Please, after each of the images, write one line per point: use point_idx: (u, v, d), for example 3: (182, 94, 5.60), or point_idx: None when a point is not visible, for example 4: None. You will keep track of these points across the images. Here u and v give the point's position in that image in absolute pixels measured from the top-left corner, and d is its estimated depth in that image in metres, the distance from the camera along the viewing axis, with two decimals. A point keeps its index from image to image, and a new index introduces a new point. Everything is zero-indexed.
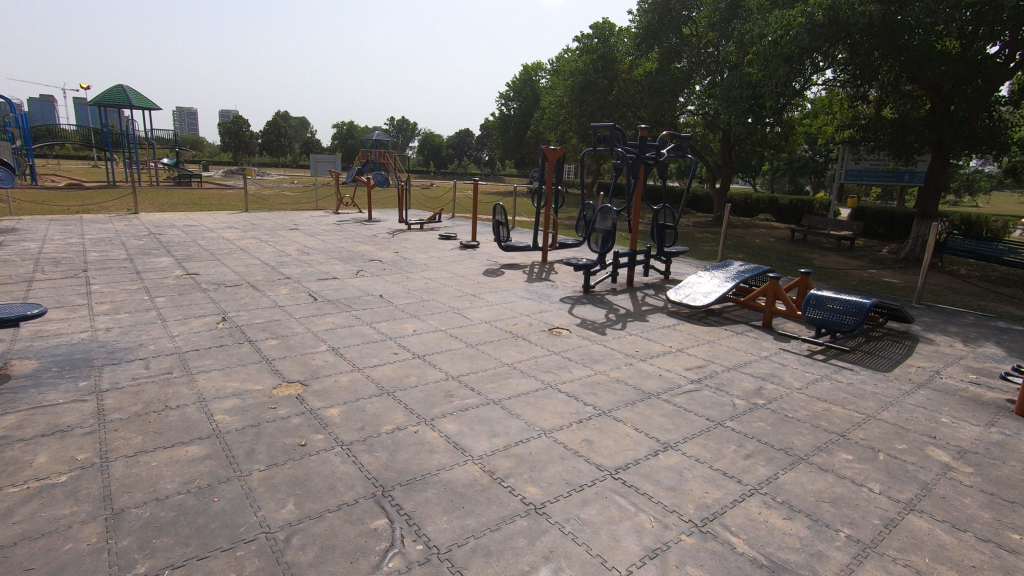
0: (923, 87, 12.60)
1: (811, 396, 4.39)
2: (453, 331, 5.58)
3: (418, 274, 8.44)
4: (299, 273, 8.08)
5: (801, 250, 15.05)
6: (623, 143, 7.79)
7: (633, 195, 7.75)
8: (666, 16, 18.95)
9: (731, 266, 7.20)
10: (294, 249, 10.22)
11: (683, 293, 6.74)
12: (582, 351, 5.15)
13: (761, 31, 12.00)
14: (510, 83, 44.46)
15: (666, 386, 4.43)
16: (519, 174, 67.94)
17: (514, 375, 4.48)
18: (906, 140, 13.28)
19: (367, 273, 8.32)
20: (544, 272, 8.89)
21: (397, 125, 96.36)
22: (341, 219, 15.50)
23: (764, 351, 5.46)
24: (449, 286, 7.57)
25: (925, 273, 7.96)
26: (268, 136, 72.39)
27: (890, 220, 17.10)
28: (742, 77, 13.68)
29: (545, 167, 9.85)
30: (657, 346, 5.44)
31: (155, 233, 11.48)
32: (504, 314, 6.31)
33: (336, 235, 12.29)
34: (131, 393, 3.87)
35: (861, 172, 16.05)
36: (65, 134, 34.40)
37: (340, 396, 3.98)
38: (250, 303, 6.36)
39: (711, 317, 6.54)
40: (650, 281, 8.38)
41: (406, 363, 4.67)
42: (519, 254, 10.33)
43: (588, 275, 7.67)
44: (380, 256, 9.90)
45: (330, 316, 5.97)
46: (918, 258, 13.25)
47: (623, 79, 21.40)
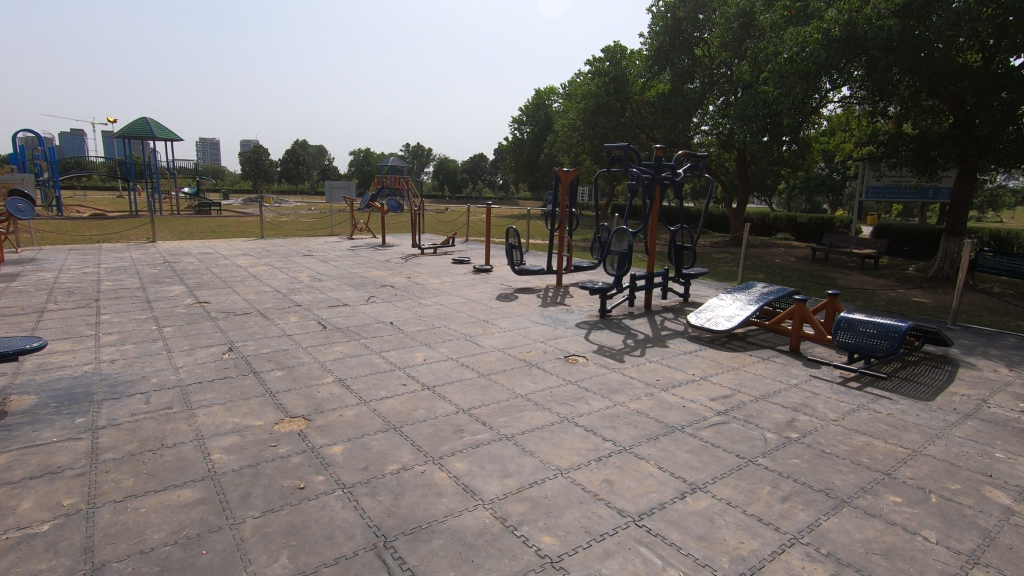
0: (944, 101, 12.42)
1: (848, 429, 4.07)
2: (464, 360, 5.37)
3: (430, 299, 8.28)
4: (310, 300, 7.96)
5: (823, 269, 14.66)
6: (637, 164, 7.58)
7: (650, 216, 7.53)
8: (678, 37, 19.01)
9: (754, 288, 6.92)
10: (307, 275, 10.16)
11: (704, 316, 6.47)
12: (600, 381, 4.89)
13: (775, 48, 11.85)
14: (523, 108, 44.92)
15: (691, 419, 4.15)
16: (533, 197, 68.22)
17: (528, 408, 4.23)
18: (929, 155, 12.95)
19: (378, 299, 8.18)
20: (559, 296, 8.67)
21: (412, 151, 97.99)
22: (355, 244, 15.51)
23: (794, 379, 5.14)
24: (461, 312, 7.38)
25: (960, 292, 7.57)
26: (286, 164, 73.91)
27: (915, 238, 16.64)
28: (757, 95, 13.51)
29: (557, 190, 9.70)
30: (679, 374, 5.16)
31: (171, 261, 11.55)
32: (518, 341, 6.08)
33: (349, 261, 12.25)
34: (128, 430, 3.70)
35: (882, 189, 15.67)
36: (90, 166, 35.43)
37: (344, 433, 3.77)
38: (258, 332, 6.23)
39: (735, 342, 6.25)
40: (669, 304, 8.11)
41: (415, 396, 4.46)
42: (533, 278, 10.13)
43: (605, 299, 7.43)
44: (392, 281, 9.78)
45: (338, 345, 5.81)
46: (948, 276, 12.79)
47: (636, 100, 21.43)
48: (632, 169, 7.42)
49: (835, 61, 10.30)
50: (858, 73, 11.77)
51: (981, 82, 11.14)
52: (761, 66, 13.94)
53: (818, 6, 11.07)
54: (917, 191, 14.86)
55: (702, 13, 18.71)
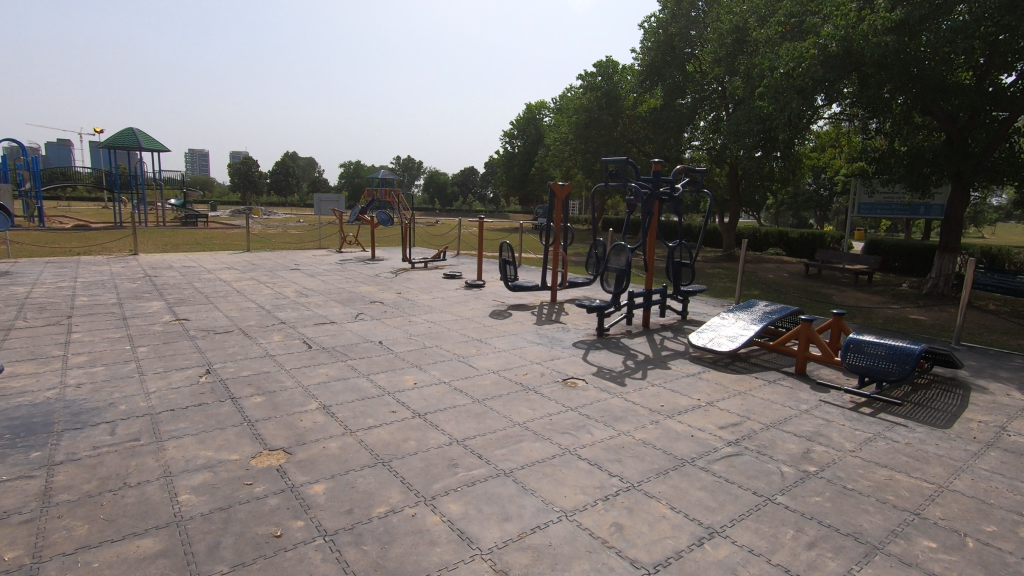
0: (937, 119, 12.44)
1: (868, 461, 3.83)
2: (457, 383, 5.07)
3: (421, 316, 7.98)
4: (295, 317, 7.64)
5: (817, 285, 14.57)
6: (636, 179, 7.36)
7: (649, 232, 7.30)
8: (670, 53, 19.05)
9: (756, 307, 6.71)
10: (293, 290, 9.82)
11: (706, 337, 6.23)
12: (602, 407, 4.62)
13: (771, 63, 11.80)
14: (514, 121, 45.06)
15: (701, 450, 3.88)
16: (524, 211, 68.40)
17: (527, 439, 3.95)
18: (923, 171, 12.94)
19: (367, 317, 7.87)
20: (554, 313, 8.42)
21: (403, 164, 98.16)
22: (343, 258, 15.18)
23: (804, 405, 4.90)
24: (453, 330, 7.10)
25: (964, 311, 7.42)
26: (276, 177, 73.51)
27: (906, 254, 16.66)
28: (752, 111, 13.46)
29: (552, 204, 9.48)
30: (685, 399, 4.90)
31: (152, 274, 11.15)
32: (513, 363, 5.79)
33: (337, 276, 11.94)
34: (87, 467, 3.36)
35: (875, 205, 15.67)
36: (75, 177, 34.90)
37: (327, 468, 3.46)
38: (239, 352, 5.89)
39: (739, 364, 6.01)
40: (668, 322, 7.88)
41: (404, 425, 4.15)
42: (527, 294, 9.87)
43: (603, 317, 7.17)
44: (381, 297, 9.47)
45: (324, 367, 5.48)
46: (943, 293, 12.72)
47: (628, 115, 21.42)
48: (631, 184, 7.18)
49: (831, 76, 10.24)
50: (848, 90, 11.61)
51: (973, 100, 11.16)
52: (755, 82, 13.92)
53: (814, 22, 11.04)
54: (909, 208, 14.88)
55: (694, 29, 18.76)
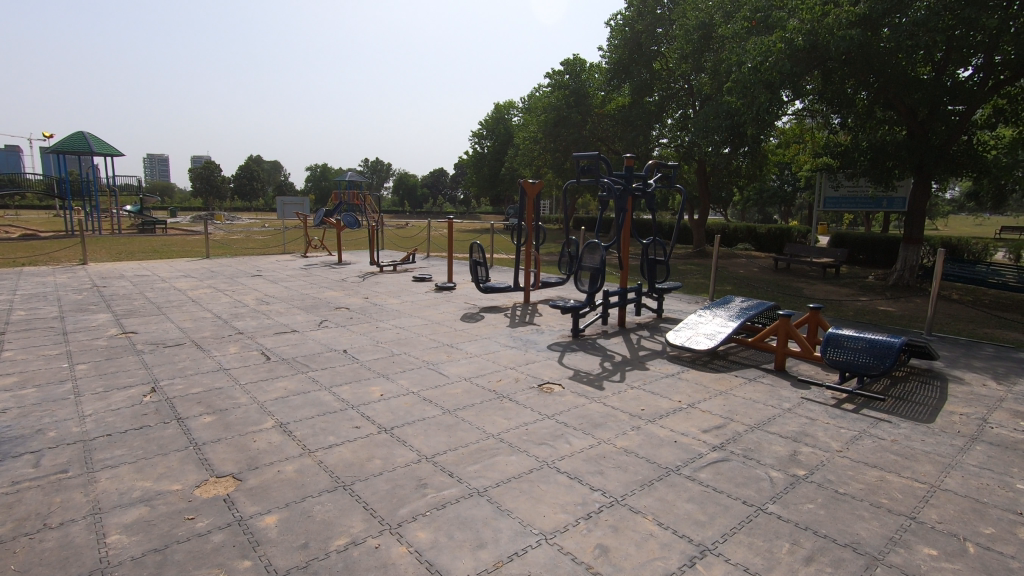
0: (898, 113, 12.67)
1: (857, 461, 3.68)
2: (427, 393, 4.76)
3: (389, 322, 7.63)
4: (254, 327, 7.20)
5: (787, 279, 14.70)
6: (608, 174, 7.14)
7: (622, 228, 7.10)
8: (636, 50, 19.05)
9: (732, 304, 6.60)
10: (253, 298, 9.35)
11: (684, 335, 6.09)
12: (580, 414, 4.38)
13: (738, 58, 11.80)
14: (483, 122, 44.76)
15: (686, 457, 3.67)
16: (495, 211, 68.23)
17: (501, 452, 3.68)
18: (885, 165, 13.16)
19: (331, 324, 7.49)
20: (528, 314, 8.18)
21: (372, 166, 96.94)
22: (309, 263, 14.66)
23: (786, 403, 4.75)
24: (423, 336, 6.78)
25: (934, 301, 7.43)
26: (240, 181, 71.57)
27: (870, 247, 17.01)
28: (720, 106, 13.48)
29: (523, 203, 9.23)
30: (665, 402, 4.70)
31: (101, 285, 10.50)
32: (486, 368, 5.52)
33: (302, 281, 11.46)
34: (2, 507, 2.95)
35: (840, 199, 15.91)
36: (23, 184, 33.22)
37: (281, 495, 3.13)
38: (190, 367, 5.46)
39: (718, 362, 5.86)
40: (644, 321, 7.72)
41: (369, 441, 3.84)
42: (499, 295, 9.60)
43: (578, 318, 6.94)
44: (347, 303, 9.07)
45: (283, 380, 5.11)
46: (908, 284, 12.94)
47: (596, 113, 21.37)
48: (603, 180, 6.96)
49: (798, 70, 10.29)
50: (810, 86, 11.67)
51: (933, 94, 11.39)
52: (722, 78, 13.95)
53: (780, 16, 11.05)
54: (872, 201, 15.17)
55: (660, 27, 18.77)
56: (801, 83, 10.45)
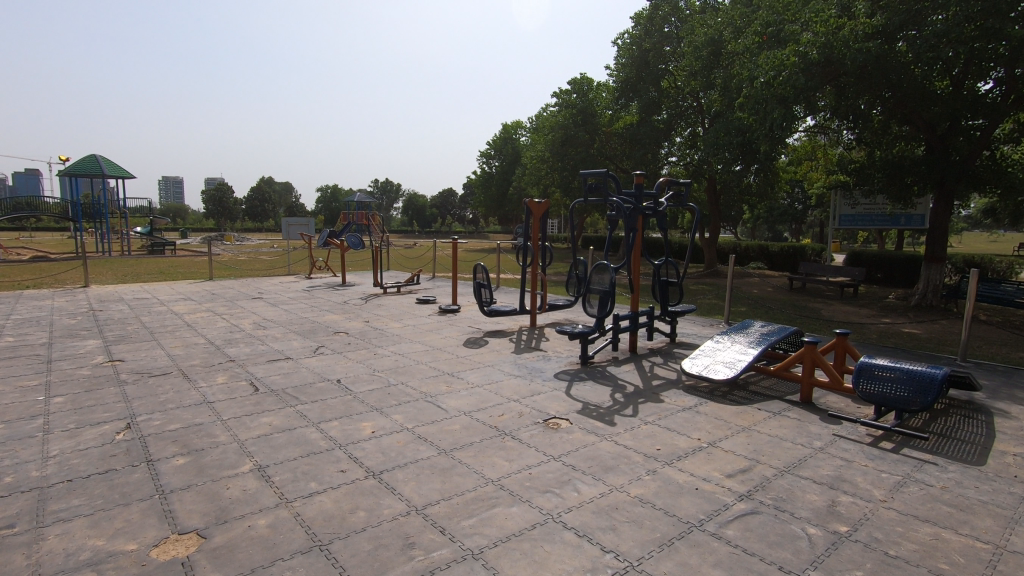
0: (915, 128, 12.31)
1: (905, 514, 3.24)
2: (422, 430, 4.38)
3: (388, 348, 7.28)
4: (247, 354, 6.87)
5: (803, 299, 14.22)
6: (617, 192, 6.81)
7: (633, 249, 6.72)
8: (644, 69, 18.88)
9: (751, 328, 6.20)
10: (250, 322, 9.04)
11: (700, 363, 5.69)
12: (590, 455, 3.97)
13: (749, 72, 11.49)
14: (491, 142, 44.90)
15: (709, 508, 3.24)
16: (503, 231, 68.24)
17: (501, 503, 3.27)
18: (904, 181, 12.75)
19: (327, 350, 7.14)
20: (534, 339, 7.79)
21: (382, 187, 97.87)
22: (312, 284, 14.40)
23: (817, 441, 4.30)
24: (423, 364, 6.41)
25: (967, 325, 6.97)
26: (251, 202, 72.21)
27: (888, 265, 16.53)
28: (731, 122, 13.18)
29: (529, 223, 8.92)
30: (683, 440, 4.27)
31: (97, 308, 10.26)
32: (487, 401, 5.12)
33: (302, 304, 11.17)
34: None
35: (856, 217, 15.48)
36: (35, 207, 33.48)
37: (249, 557, 2.74)
38: (172, 399, 5.11)
39: (738, 394, 5.43)
40: (656, 346, 7.31)
41: (355, 489, 3.45)
42: (505, 319, 9.23)
43: (587, 344, 6.55)
44: (346, 327, 8.73)
45: (269, 414, 4.75)
46: (932, 304, 12.42)
47: (604, 132, 21.23)
48: (613, 198, 6.62)
49: (815, 83, 9.91)
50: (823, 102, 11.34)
51: (953, 107, 11.07)
52: (733, 94, 13.66)
53: (793, 30, 10.76)
54: (889, 218, 14.79)
55: (668, 45, 18.61)
56: (817, 98, 10.08)
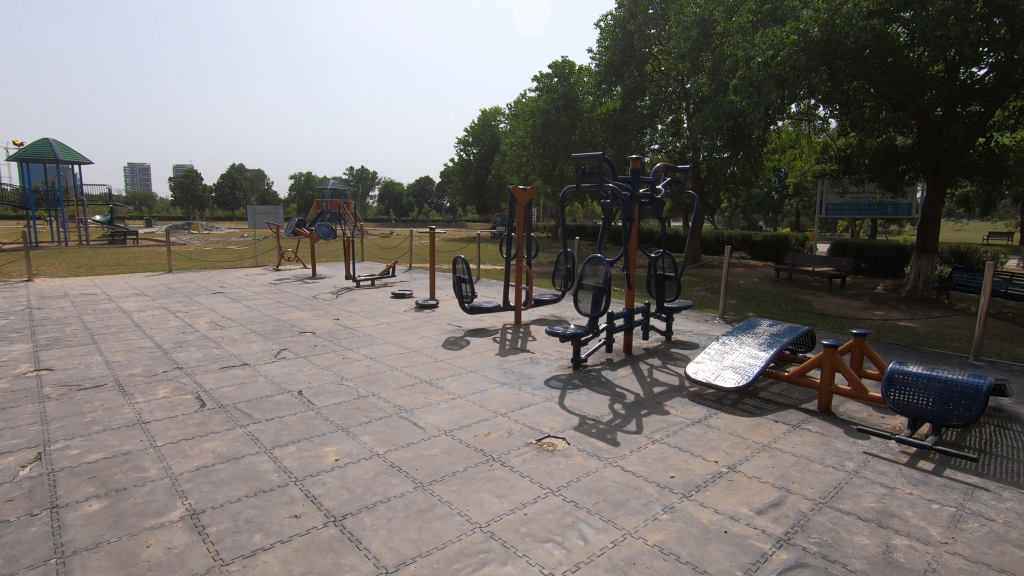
0: (909, 114, 11.95)
1: (976, 562, 2.71)
2: (395, 458, 3.71)
3: (359, 350, 6.57)
4: (198, 361, 6.07)
5: (791, 291, 13.87)
6: (612, 178, 6.18)
7: (630, 241, 6.10)
8: (629, 52, 18.15)
9: (758, 327, 5.68)
10: (206, 322, 8.19)
11: (706, 368, 5.12)
12: (596, 487, 3.36)
13: (743, 52, 10.91)
14: (469, 129, 43.86)
15: (746, 561, 2.67)
16: (481, 220, 67.37)
17: (493, 560, 2.64)
18: (896, 169, 12.45)
19: (290, 354, 6.40)
20: (519, 339, 7.16)
21: (358, 175, 95.95)
22: (280, 277, 13.51)
23: (849, 462, 3.77)
24: (397, 370, 5.72)
25: (980, 321, 6.56)
26: (221, 190, 69.74)
27: (874, 255, 16.35)
28: (721, 106, 12.64)
29: (513, 212, 8.24)
30: (699, 464, 3.70)
31: (35, 306, 9.26)
32: (471, 417, 4.47)
33: (267, 300, 10.33)
34: None
35: (843, 206, 15.18)
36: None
37: None
38: (98, 420, 4.33)
39: (751, 404, 4.88)
40: (652, 346, 6.75)
41: (309, 543, 2.78)
42: (487, 316, 8.56)
43: (580, 346, 5.94)
44: (314, 326, 7.97)
45: (213, 437, 4.03)
46: (923, 296, 12.16)
47: (586, 118, 20.94)
48: (609, 184, 5.98)
49: (818, 64, 9.34)
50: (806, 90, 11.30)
51: (949, 92, 10.71)
52: (724, 78, 13.11)
53: (793, 6, 10.20)
54: (877, 207, 14.80)
55: (653, 28, 17.91)
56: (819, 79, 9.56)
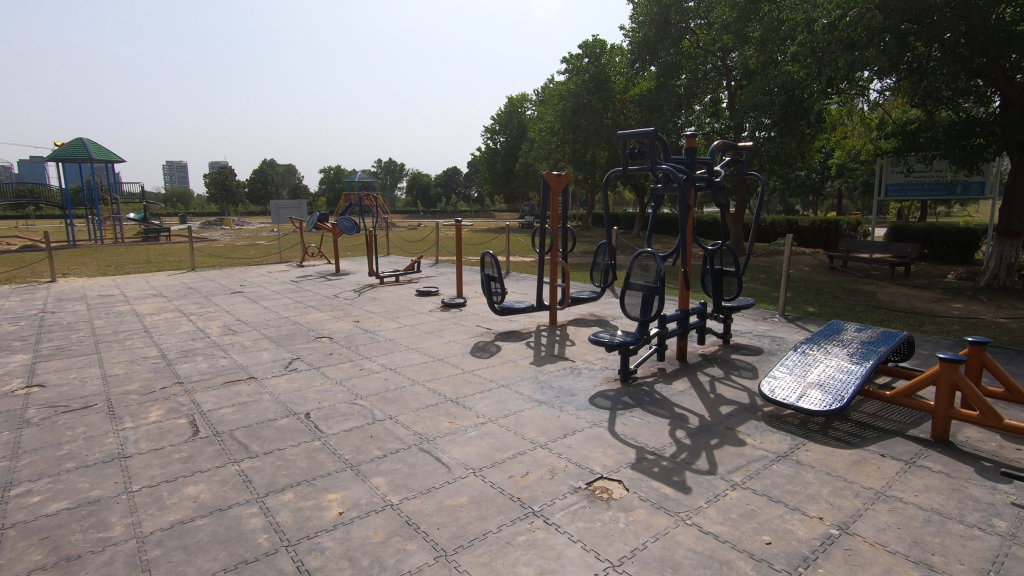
0: (991, 80, 10.58)
1: None
2: (412, 511, 2.99)
3: (379, 359, 5.90)
4: (201, 375, 5.48)
5: (849, 281, 12.71)
6: (665, 159, 5.26)
7: (685, 231, 5.21)
8: (664, 27, 16.81)
9: (843, 332, 4.79)
10: (219, 326, 7.66)
11: (786, 386, 4.27)
12: (671, 561, 2.56)
13: (803, 13, 9.58)
14: (495, 116, 42.98)
15: None
16: (509, 210, 66.69)
17: None
18: (974, 144, 11.26)
19: (302, 364, 5.77)
20: (556, 345, 6.37)
21: (386, 167, 96.06)
22: (303, 274, 13.01)
23: (998, 521, 2.89)
24: (419, 385, 5.02)
25: None
26: (253, 185, 70.67)
27: (939, 239, 15.00)
28: (773, 79, 11.45)
29: (545, 201, 7.42)
30: (800, 523, 2.87)
31: (49, 310, 8.89)
32: (505, 450, 3.72)
33: (287, 299, 9.80)
34: None
35: (905, 186, 13.89)
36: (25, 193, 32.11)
37: None
38: (74, 454, 3.74)
39: (846, 432, 3.98)
40: (709, 353, 5.89)
41: None
42: (519, 316, 7.81)
43: (629, 356, 5.11)
44: (331, 329, 7.34)
45: (199, 479, 3.38)
46: (1005, 285, 10.89)
47: (618, 99, 19.89)
48: (661, 165, 5.07)
49: (897, 22, 8.05)
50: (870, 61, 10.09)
51: None
52: (774, 50, 11.91)
53: None
54: (946, 186, 13.38)
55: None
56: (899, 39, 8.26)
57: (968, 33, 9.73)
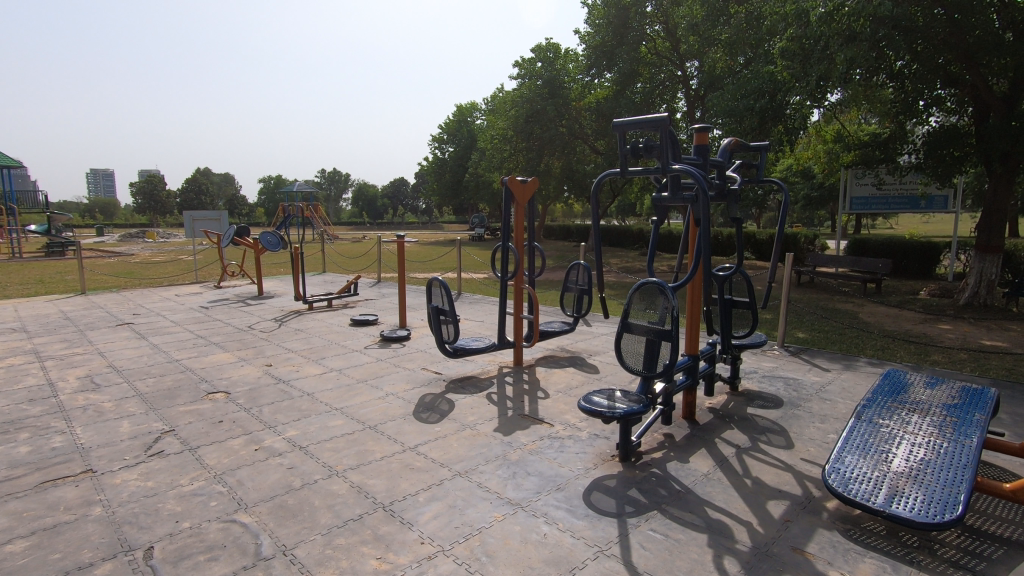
0: (963, 89, 10.09)
1: None
2: None
3: (284, 430, 4.28)
4: (10, 469, 3.70)
5: (823, 298, 11.99)
6: (677, 159, 3.94)
7: (702, 253, 3.89)
8: (622, 31, 15.83)
9: (915, 395, 3.59)
10: (78, 378, 5.77)
11: (864, 478, 2.99)
12: None
13: (793, 5, 8.64)
14: (443, 125, 41.55)
15: None
16: (458, 221, 65.37)
17: None
18: (950, 155, 10.71)
19: (174, 442, 4.09)
20: (525, 399, 4.93)
21: (330, 177, 92.35)
22: (217, 298, 11.05)
23: None
24: (337, 478, 3.48)
25: None
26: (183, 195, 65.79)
27: (900, 253, 14.69)
28: (751, 81, 10.50)
29: (507, 213, 6.01)
30: None
31: None
32: None
33: (187, 333, 7.93)
34: None
35: (871, 199, 13.42)
36: None
37: None
38: None
39: (960, 551, 2.74)
40: (723, 410, 4.63)
41: None
42: (476, 356, 6.34)
43: (632, 427, 3.72)
44: (232, 379, 5.65)
45: None
46: (986, 302, 10.37)
47: (573, 107, 18.80)
48: (675, 166, 3.75)
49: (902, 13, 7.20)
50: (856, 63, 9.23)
51: None
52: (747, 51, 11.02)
53: None
54: (913, 200, 13.03)
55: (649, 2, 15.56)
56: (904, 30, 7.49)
57: (952, 36, 9.05)
